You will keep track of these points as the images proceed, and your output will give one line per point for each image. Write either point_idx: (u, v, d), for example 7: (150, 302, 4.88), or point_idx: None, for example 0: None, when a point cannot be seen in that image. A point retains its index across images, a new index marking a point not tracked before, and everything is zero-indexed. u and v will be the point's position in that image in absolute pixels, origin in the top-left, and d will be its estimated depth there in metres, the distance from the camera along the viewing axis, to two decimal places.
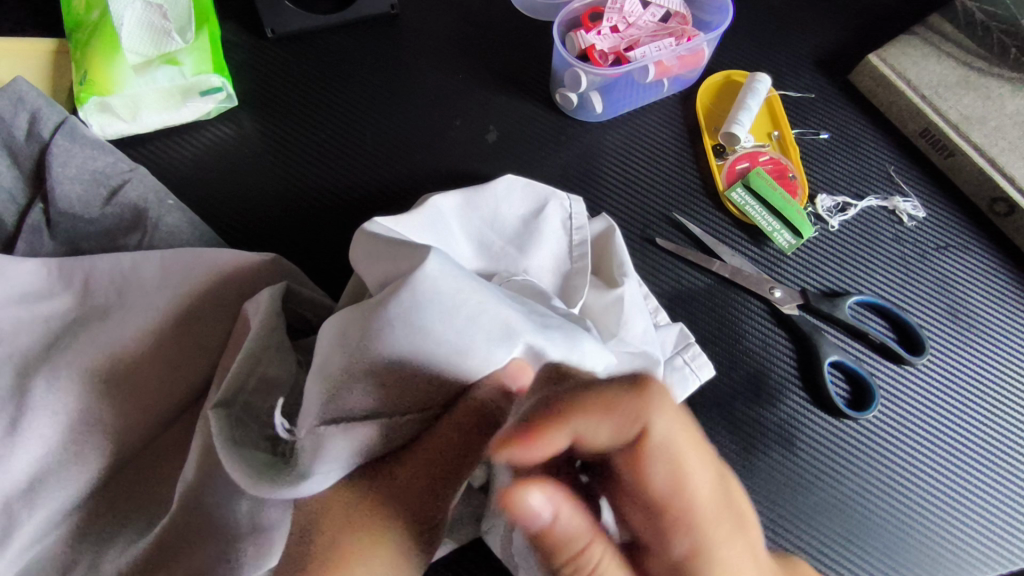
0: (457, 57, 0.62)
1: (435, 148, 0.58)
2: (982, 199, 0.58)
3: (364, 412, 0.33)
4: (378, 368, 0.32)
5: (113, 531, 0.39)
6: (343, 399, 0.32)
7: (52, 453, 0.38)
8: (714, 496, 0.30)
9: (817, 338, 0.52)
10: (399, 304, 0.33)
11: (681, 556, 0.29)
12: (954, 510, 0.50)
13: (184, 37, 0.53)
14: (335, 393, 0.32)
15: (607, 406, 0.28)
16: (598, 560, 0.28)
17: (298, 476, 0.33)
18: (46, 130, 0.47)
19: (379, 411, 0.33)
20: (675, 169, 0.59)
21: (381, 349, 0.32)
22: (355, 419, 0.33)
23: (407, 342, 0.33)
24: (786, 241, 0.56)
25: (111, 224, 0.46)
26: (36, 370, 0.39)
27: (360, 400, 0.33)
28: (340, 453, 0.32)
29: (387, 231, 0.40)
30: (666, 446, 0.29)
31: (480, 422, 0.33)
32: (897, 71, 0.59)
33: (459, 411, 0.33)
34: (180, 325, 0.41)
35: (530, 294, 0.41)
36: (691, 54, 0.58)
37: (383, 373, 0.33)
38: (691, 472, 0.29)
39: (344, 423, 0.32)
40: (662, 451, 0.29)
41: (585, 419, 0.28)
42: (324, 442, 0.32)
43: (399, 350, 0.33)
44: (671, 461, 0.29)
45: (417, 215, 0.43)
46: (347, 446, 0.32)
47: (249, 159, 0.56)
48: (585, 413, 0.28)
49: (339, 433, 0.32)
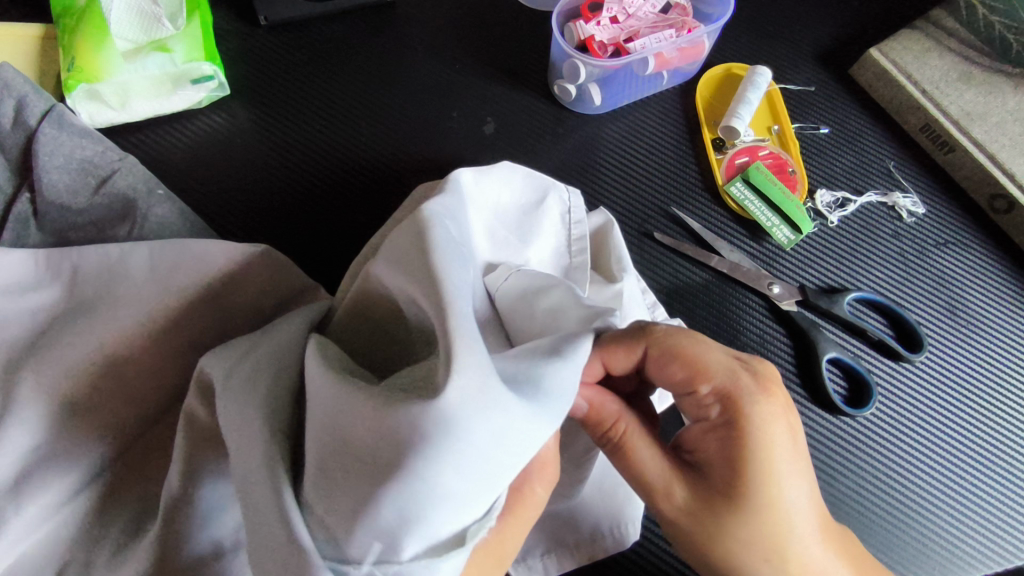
0: (455, 47, 0.61)
1: (432, 140, 0.58)
2: (983, 195, 0.57)
3: (458, 522, 0.27)
4: (458, 462, 0.27)
5: (102, 529, 0.38)
6: (430, 511, 0.27)
7: (41, 448, 0.37)
8: (727, 373, 0.37)
9: (816, 334, 0.52)
10: (469, 370, 0.26)
11: (721, 421, 0.36)
12: (950, 508, 0.50)
13: (175, 23, 0.52)
14: (424, 511, 0.27)
15: (625, 339, 0.36)
16: (626, 432, 0.37)
17: None
18: (33, 117, 0.45)
19: (470, 517, 0.28)
20: (675, 162, 0.58)
21: (458, 445, 0.26)
22: (447, 534, 0.27)
23: (488, 431, 0.27)
24: (785, 237, 0.55)
25: (99, 214, 0.45)
26: (22, 366, 0.38)
27: (452, 508, 0.27)
28: (436, 568, 0.27)
29: (440, 222, 0.32)
30: (676, 351, 0.37)
31: (546, 475, 0.35)
32: (898, 65, 0.59)
33: (530, 468, 0.34)
34: (170, 319, 0.40)
35: (546, 284, 0.39)
36: (691, 46, 0.58)
37: (466, 476, 0.27)
38: (705, 361, 0.37)
39: (438, 537, 0.27)
40: (674, 355, 0.37)
41: (612, 352, 0.36)
42: (416, 563, 0.27)
43: (480, 443, 0.27)
44: (684, 360, 0.37)
45: (453, 199, 0.37)
46: (441, 559, 0.27)
47: (240, 149, 0.55)
48: (611, 348, 0.36)
49: (430, 549, 0.27)
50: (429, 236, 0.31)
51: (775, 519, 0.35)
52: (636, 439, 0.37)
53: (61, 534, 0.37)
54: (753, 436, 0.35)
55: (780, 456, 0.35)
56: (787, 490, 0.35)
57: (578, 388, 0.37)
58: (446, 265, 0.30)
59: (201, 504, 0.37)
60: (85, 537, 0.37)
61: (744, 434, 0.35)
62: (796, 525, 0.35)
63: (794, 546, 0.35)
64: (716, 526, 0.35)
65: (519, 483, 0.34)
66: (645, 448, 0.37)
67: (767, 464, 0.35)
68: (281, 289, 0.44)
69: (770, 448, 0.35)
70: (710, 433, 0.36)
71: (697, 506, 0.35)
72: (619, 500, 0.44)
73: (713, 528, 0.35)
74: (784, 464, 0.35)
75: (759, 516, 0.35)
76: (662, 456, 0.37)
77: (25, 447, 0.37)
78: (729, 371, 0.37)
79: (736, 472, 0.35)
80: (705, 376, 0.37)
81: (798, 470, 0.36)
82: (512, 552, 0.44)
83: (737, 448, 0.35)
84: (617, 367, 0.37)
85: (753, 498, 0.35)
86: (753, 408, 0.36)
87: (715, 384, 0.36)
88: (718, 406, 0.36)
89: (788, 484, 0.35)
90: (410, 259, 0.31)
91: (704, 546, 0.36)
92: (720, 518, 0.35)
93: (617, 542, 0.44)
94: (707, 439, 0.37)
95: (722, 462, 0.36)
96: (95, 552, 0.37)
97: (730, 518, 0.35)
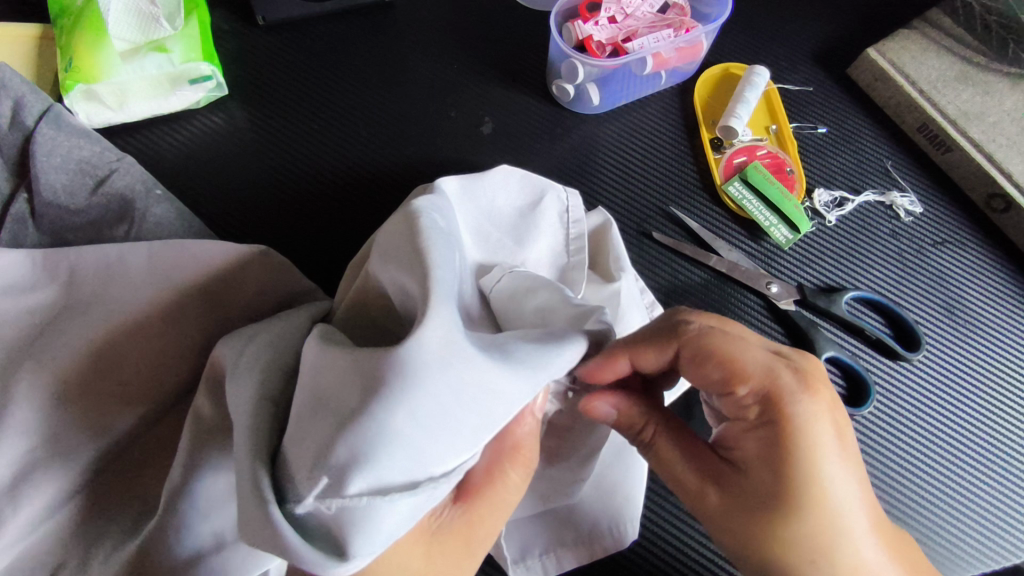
0: (453, 47, 0.61)
1: (431, 140, 0.57)
2: (980, 194, 0.57)
3: (407, 479, 0.28)
4: (417, 418, 0.28)
5: (100, 530, 0.38)
6: (376, 461, 0.27)
7: (38, 448, 0.37)
8: (767, 372, 0.35)
9: (813, 333, 0.52)
10: (431, 331, 0.29)
11: (760, 421, 0.35)
12: (949, 507, 0.50)
13: (173, 24, 0.52)
14: (369, 463, 0.27)
15: (654, 343, 0.37)
16: (653, 434, 0.38)
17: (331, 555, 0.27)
18: (31, 118, 0.45)
19: (422, 475, 0.28)
20: (673, 162, 0.58)
21: (416, 394, 0.28)
22: (398, 488, 0.28)
23: (446, 388, 0.28)
24: (783, 236, 0.55)
25: (97, 215, 0.45)
26: (19, 366, 0.37)
27: (395, 460, 0.28)
28: (381, 526, 0.27)
29: (426, 213, 0.35)
30: (712, 352, 0.36)
31: (520, 462, 0.35)
32: (896, 65, 0.59)
33: (501, 454, 0.35)
34: (168, 319, 0.40)
35: (534, 283, 0.39)
36: (689, 45, 0.58)
37: (422, 427, 0.28)
38: (743, 362, 0.36)
39: (383, 493, 0.27)
40: (711, 356, 0.36)
41: (640, 356, 0.37)
42: (361, 517, 0.27)
43: (440, 399, 0.28)
44: (720, 361, 0.36)
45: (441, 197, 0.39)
46: (385, 518, 0.27)
47: (238, 149, 0.55)
48: (638, 352, 0.37)
49: (378, 503, 0.27)
50: (415, 226, 0.33)
51: (824, 516, 0.34)
52: (663, 439, 0.38)
53: (57, 534, 0.37)
54: (797, 436, 0.34)
55: (827, 454, 0.34)
56: (836, 485, 0.34)
57: (606, 395, 0.37)
58: (434, 253, 0.32)
59: (199, 505, 0.37)
60: (82, 537, 0.37)
61: (786, 433, 0.34)
62: (846, 522, 0.34)
63: (846, 545, 0.34)
64: (757, 527, 0.34)
65: (490, 465, 0.35)
66: (673, 447, 0.38)
67: (814, 464, 0.34)
68: (280, 289, 0.44)
69: (816, 448, 0.34)
70: (750, 433, 0.36)
71: (733, 507, 0.35)
72: (617, 501, 0.44)
73: (754, 529, 0.34)
74: (830, 460, 0.34)
75: (807, 517, 0.33)
76: (691, 456, 0.37)
77: (22, 448, 0.37)
78: (768, 370, 0.35)
79: (778, 471, 0.34)
80: (742, 377, 0.35)
81: (848, 468, 0.34)
82: (511, 551, 0.43)
83: (779, 448, 0.34)
84: (646, 366, 0.37)
85: (800, 496, 0.34)
86: (797, 408, 0.35)
87: (755, 385, 0.35)
88: (758, 407, 0.36)
89: (837, 483, 0.34)
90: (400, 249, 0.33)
91: (746, 547, 0.35)
92: (763, 519, 0.34)
93: (617, 540, 0.43)
94: (746, 439, 0.36)
95: (761, 462, 0.35)
96: (92, 552, 0.37)
97: (773, 520, 0.34)
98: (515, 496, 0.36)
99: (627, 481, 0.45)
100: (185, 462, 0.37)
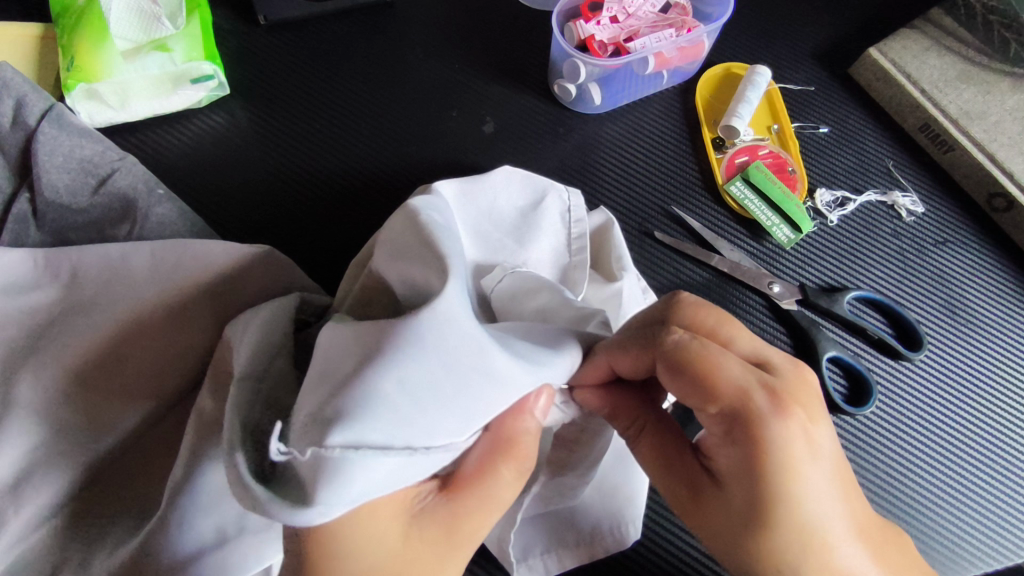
0: (455, 46, 0.61)
1: (433, 139, 0.57)
2: (982, 193, 0.57)
3: (387, 441, 0.27)
4: (407, 387, 0.29)
5: (103, 530, 0.38)
6: (360, 421, 0.27)
7: (41, 448, 0.37)
8: (735, 389, 0.33)
9: (815, 333, 0.52)
10: (442, 307, 0.32)
11: (727, 437, 0.33)
12: (950, 506, 0.50)
13: (175, 23, 0.52)
14: (352, 416, 0.27)
15: (627, 349, 0.36)
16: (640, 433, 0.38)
17: (296, 503, 0.27)
18: (32, 117, 0.45)
19: (401, 441, 0.28)
20: (675, 162, 0.58)
21: (408, 365, 0.30)
22: (375, 447, 0.27)
23: (440, 365, 0.30)
24: (786, 237, 0.55)
25: (99, 214, 0.45)
26: (22, 366, 0.38)
27: (379, 423, 0.27)
28: (351, 482, 0.27)
29: (425, 211, 0.37)
30: (678, 365, 0.34)
31: (514, 458, 0.34)
32: (897, 64, 0.59)
33: (493, 447, 0.33)
34: (171, 319, 0.40)
35: (535, 285, 0.40)
36: (691, 45, 0.58)
37: (412, 397, 0.29)
38: (709, 377, 0.33)
39: (365, 448, 0.27)
40: (677, 370, 0.33)
41: (617, 359, 0.36)
42: (334, 467, 0.26)
43: (432, 373, 0.30)
44: (687, 375, 0.33)
45: (437, 198, 0.40)
46: (360, 474, 0.27)
47: (239, 149, 0.55)
48: (614, 354, 0.36)
49: (359, 458, 0.27)
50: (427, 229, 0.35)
51: (801, 535, 0.31)
52: (651, 440, 0.37)
53: (61, 534, 0.37)
54: (763, 457, 0.32)
55: (803, 469, 0.32)
56: (812, 503, 0.32)
57: (593, 388, 0.38)
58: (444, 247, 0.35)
59: (202, 504, 0.37)
60: (86, 537, 0.37)
61: (752, 456, 0.32)
62: (831, 537, 0.32)
63: (828, 564, 0.32)
64: (730, 537, 0.33)
65: (482, 455, 0.34)
66: (659, 450, 0.37)
67: (786, 483, 0.31)
68: (282, 289, 0.44)
69: (788, 468, 0.31)
70: (722, 449, 0.34)
71: (707, 517, 0.34)
72: (619, 501, 0.44)
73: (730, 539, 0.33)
74: (806, 479, 0.32)
75: (781, 535, 0.31)
76: (669, 461, 0.36)
77: (25, 448, 0.37)
78: (741, 390, 0.33)
79: (746, 491, 0.32)
80: (710, 396, 0.33)
81: (826, 481, 0.32)
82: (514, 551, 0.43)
83: (745, 470, 0.32)
84: (623, 371, 0.36)
85: (769, 516, 0.32)
86: (764, 431, 0.32)
87: (722, 402, 0.33)
88: (726, 425, 0.33)
89: (813, 499, 0.32)
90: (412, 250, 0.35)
91: (721, 553, 0.34)
92: (735, 534, 0.33)
93: (619, 540, 0.43)
94: (719, 454, 0.34)
95: (733, 476, 0.33)
96: (95, 552, 0.37)
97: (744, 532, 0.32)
98: (507, 492, 0.35)
99: (629, 482, 0.45)
100: (188, 461, 0.37)
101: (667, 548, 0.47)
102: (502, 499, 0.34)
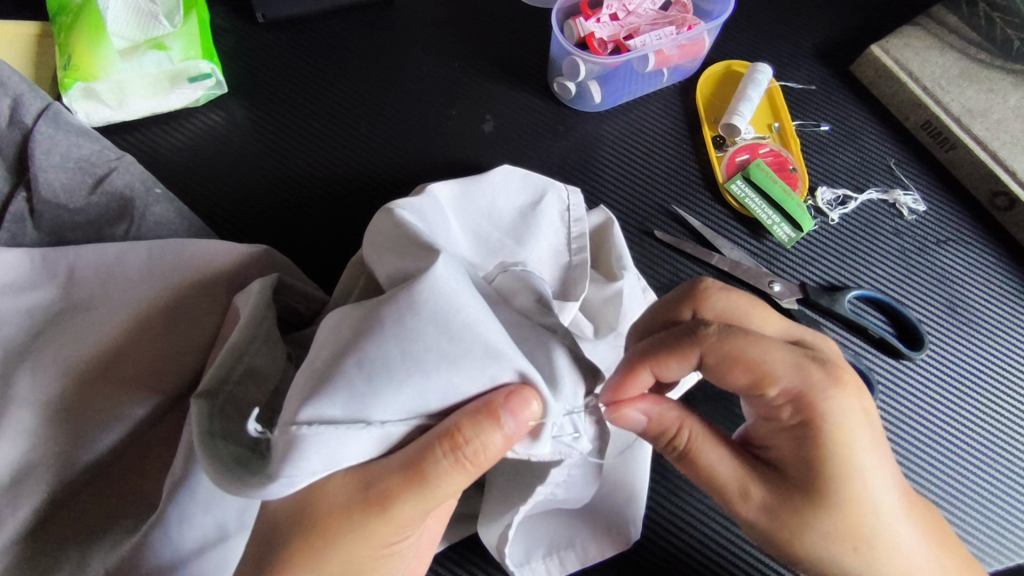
0: (454, 44, 0.60)
1: (432, 138, 0.57)
2: (983, 192, 0.57)
3: (345, 414, 0.30)
4: (364, 367, 0.30)
5: (98, 531, 0.37)
6: (321, 397, 0.30)
7: (36, 447, 0.37)
8: (793, 373, 0.35)
9: (817, 332, 0.51)
10: (424, 290, 0.32)
11: (796, 421, 0.35)
12: (957, 505, 0.50)
13: (172, 20, 0.52)
14: (316, 392, 0.30)
15: (671, 350, 0.37)
16: (690, 441, 0.37)
17: (267, 477, 0.30)
18: (29, 116, 0.45)
19: (358, 415, 0.30)
20: (674, 160, 0.58)
21: (369, 347, 0.31)
22: (331, 422, 0.30)
23: (396, 345, 0.31)
24: (786, 234, 0.55)
25: (95, 214, 0.44)
26: (20, 366, 0.37)
27: (337, 399, 0.30)
28: (312, 457, 0.29)
29: (397, 208, 0.38)
30: (733, 356, 0.36)
31: (454, 452, 0.31)
32: (899, 62, 0.59)
33: (436, 435, 0.31)
34: (166, 320, 0.40)
35: (529, 286, 0.39)
36: (692, 43, 0.57)
37: (369, 374, 0.30)
38: (765, 363, 0.35)
39: (321, 424, 0.30)
40: (733, 361, 0.36)
41: (660, 362, 0.37)
42: (297, 442, 0.29)
43: (387, 352, 0.31)
44: (744, 364, 0.35)
45: (419, 203, 0.41)
46: (321, 450, 0.30)
47: (237, 148, 0.55)
48: (657, 357, 0.37)
49: (314, 435, 0.29)
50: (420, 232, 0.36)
51: (855, 514, 0.34)
52: (702, 444, 0.37)
53: (54, 535, 0.37)
54: (829, 434, 0.34)
55: (861, 447, 0.34)
56: (871, 481, 0.34)
57: (635, 401, 0.37)
58: (431, 242, 0.35)
59: (198, 504, 0.37)
60: (80, 538, 0.37)
61: (822, 434, 0.34)
62: (883, 512, 0.35)
63: (882, 533, 0.35)
64: (798, 523, 0.35)
65: (424, 445, 0.31)
66: (712, 450, 0.37)
67: (846, 461, 0.34)
68: None
69: (849, 444, 0.34)
70: (784, 433, 0.36)
71: (774, 502, 0.35)
72: (619, 503, 0.44)
73: (792, 523, 0.35)
74: (865, 456, 0.34)
75: (841, 510, 0.34)
76: (729, 458, 0.37)
77: (22, 447, 0.36)
78: (798, 369, 0.35)
79: (812, 474, 0.34)
80: (772, 379, 0.35)
81: (878, 458, 0.35)
82: (516, 554, 0.42)
83: (814, 449, 0.34)
84: (669, 375, 0.37)
85: (838, 497, 0.34)
86: (830, 405, 0.34)
87: (788, 386, 0.35)
88: (791, 407, 0.35)
89: (871, 473, 0.35)
90: (404, 244, 0.35)
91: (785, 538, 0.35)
92: (802, 518, 0.35)
93: (622, 539, 0.43)
94: (780, 437, 0.36)
95: (798, 459, 0.35)
96: (91, 552, 0.37)
97: (810, 513, 0.34)
98: (447, 488, 0.32)
99: (630, 481, 0.44)
100: (184, 462, 0.37)
101: (667, 548, 0.47)
102: (434, 491, 0.32)
